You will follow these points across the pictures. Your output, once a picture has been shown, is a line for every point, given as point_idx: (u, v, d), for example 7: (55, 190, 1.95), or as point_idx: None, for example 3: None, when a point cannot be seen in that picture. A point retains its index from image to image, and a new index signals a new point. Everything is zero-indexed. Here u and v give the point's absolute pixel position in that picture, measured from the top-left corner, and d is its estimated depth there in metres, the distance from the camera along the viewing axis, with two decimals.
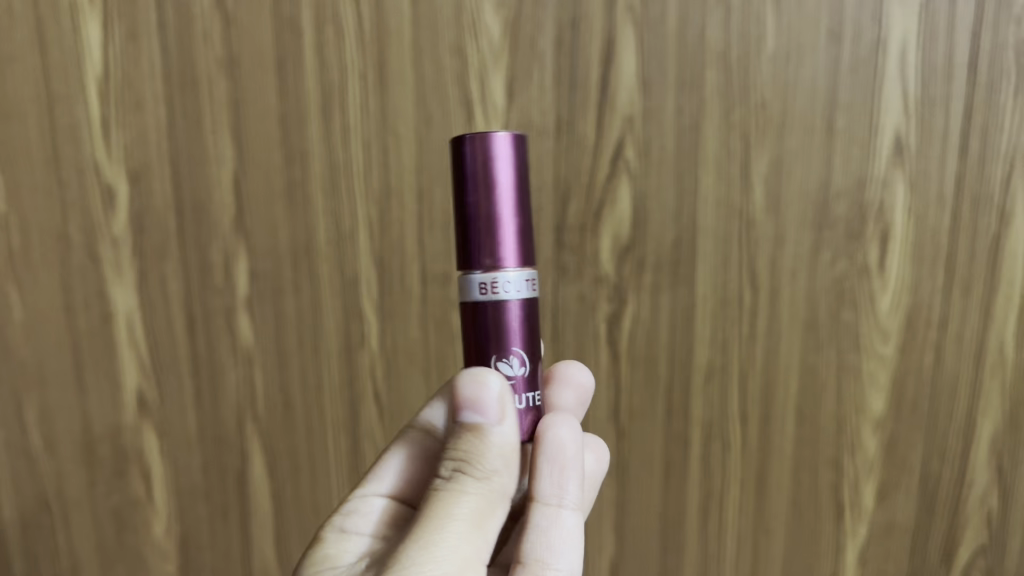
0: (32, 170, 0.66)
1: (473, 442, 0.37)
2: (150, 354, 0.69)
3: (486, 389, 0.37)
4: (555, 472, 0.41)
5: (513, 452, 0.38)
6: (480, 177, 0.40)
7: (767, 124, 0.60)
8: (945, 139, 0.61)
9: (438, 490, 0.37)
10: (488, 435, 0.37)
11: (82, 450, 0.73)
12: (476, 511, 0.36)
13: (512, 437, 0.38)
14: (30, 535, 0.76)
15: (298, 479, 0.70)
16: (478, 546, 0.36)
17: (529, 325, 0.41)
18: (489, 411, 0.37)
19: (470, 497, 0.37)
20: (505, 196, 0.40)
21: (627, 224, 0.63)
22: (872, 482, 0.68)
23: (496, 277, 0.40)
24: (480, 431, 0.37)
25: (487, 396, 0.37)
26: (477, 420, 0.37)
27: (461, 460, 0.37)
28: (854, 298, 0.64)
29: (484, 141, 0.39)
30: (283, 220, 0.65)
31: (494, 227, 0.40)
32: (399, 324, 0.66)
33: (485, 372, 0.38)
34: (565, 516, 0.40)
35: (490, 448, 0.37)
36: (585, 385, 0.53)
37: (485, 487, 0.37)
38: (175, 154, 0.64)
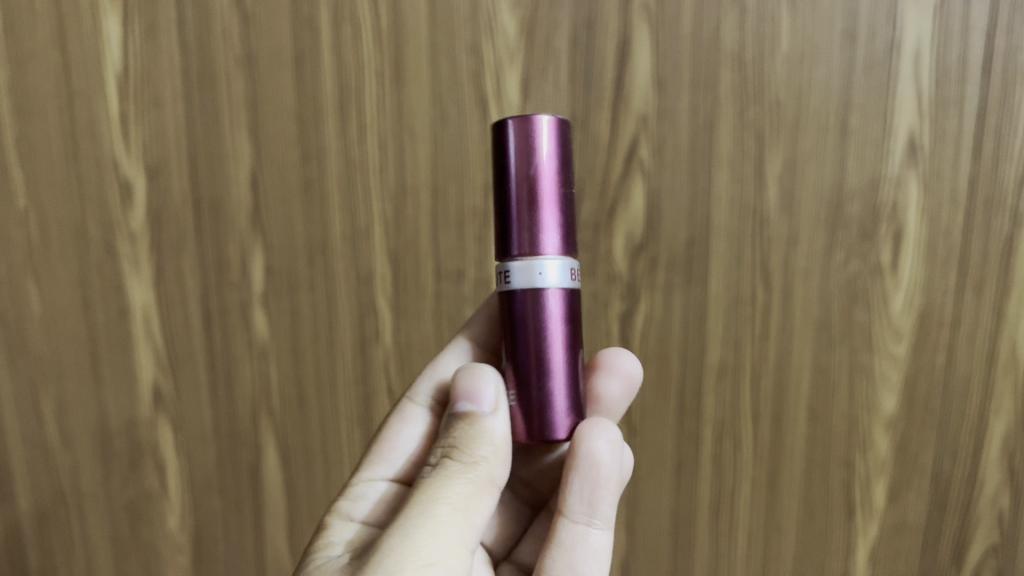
0: (52, 165, 0.67)
1: (464, 428, 0.40)
2: (167, 349, 0.70)
3: (482, 380, 0.41)
4: (584, 492, 0.46)
5: (502, 443, 0.40)
6: (523, 170, 0.42)
7: (781, 123, 0.61)
8: (959, 140, 0.61)
9: (426, 475, 0.39)
10: (479, 421, 0.40)
11: (98, 443, 0.74)
12: (465, 495, 0.38)
13: (502, 430, 0.40)
14: (47, 527, 0.76)
15: (312, 474, 0.71)
16: (464, 530, 0.37)
17: (566, 314, 0.43)
18: (483, 400, 0.41)
19: (458, 480, 0.38)
20: (546, 185, 0.42)
21: (641, 223, 0.63)
22: (883, 481, 0.68)
23: (534, 265, 0.42)
24: (473, 417, 0.40)
25: (484, 386, 0.41)
26: (471, 408, 0.40)
27: (450, 445, 0.40)
28: (867, 297, 0.64)
29: (530, 129, 0.42)
30: (299, 215, 0.65)
31: (534, 216, 0.42)
32: (414, 321, 0.67)
33: (482, 367, 0.42)
34: (593, 534, 0.46)
35: (482, 434, 0.40)
36: (633, 375, 0.53)
37: (472, 471, 0.39)
38: (193, 150, 0.65)
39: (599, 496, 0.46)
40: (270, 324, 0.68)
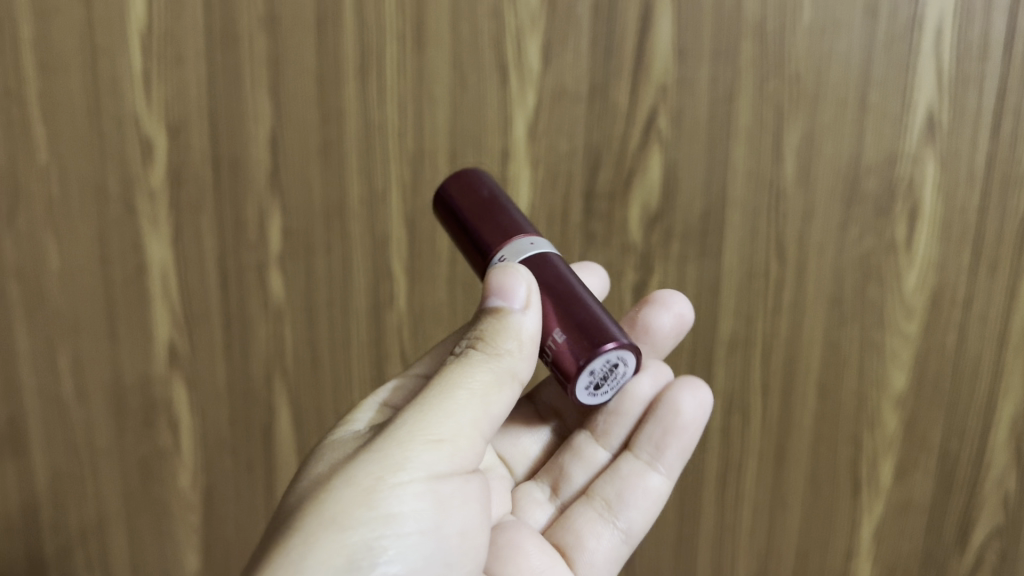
0: (73, 120, 0.68)
1: (492, 322, 0.42)
2: (183, 307, 0.71)
3: (513, 277, 0.42)
4: (656, 432, 0.51)
5: (529, 340, 0.42)
6: (459, 196, 0.49)
7: (801, 96, 0.61)
8: (978, 117, 0.60)
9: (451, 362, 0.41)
10: (508, 316, 0.41)
11: (113, 399, 0.74)
12: (484, 381, 0.40)
13: (532, 328, 0.42)
14: (61, 482, 0.77)
15: (323, 434, 0.72)
16: (479, 414, 0.40)
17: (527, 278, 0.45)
18: (513, 296, 0.42)
19: (479, 370, 0.40)
20: (491, 207, 0.48)
21: (657, 194, 0.64)
22: (891, 458, 0.69)
23: (509, 250, 0.46)
24: (502, 312, 0.42)
25: (513, 282, 0.42)
26: (502, 303, 0.42)
27: (475, 338, 0.42)
28: (880, 274, 0.64)
29: (452, 178, 0.50)
30: (318, 177, 0.66)
31: (492, 218, 0.48)
32: (428, 286, 0.67)
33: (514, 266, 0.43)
34: (650, 476, 0.51)
35: (507, 329, 0.41)
36: (684, 315, 0.55)
37: (494, 362, 0.41)
38: (214, 109, 0.65)
39: (668, 441, 0.51)
40: (285, 285, 0.69)
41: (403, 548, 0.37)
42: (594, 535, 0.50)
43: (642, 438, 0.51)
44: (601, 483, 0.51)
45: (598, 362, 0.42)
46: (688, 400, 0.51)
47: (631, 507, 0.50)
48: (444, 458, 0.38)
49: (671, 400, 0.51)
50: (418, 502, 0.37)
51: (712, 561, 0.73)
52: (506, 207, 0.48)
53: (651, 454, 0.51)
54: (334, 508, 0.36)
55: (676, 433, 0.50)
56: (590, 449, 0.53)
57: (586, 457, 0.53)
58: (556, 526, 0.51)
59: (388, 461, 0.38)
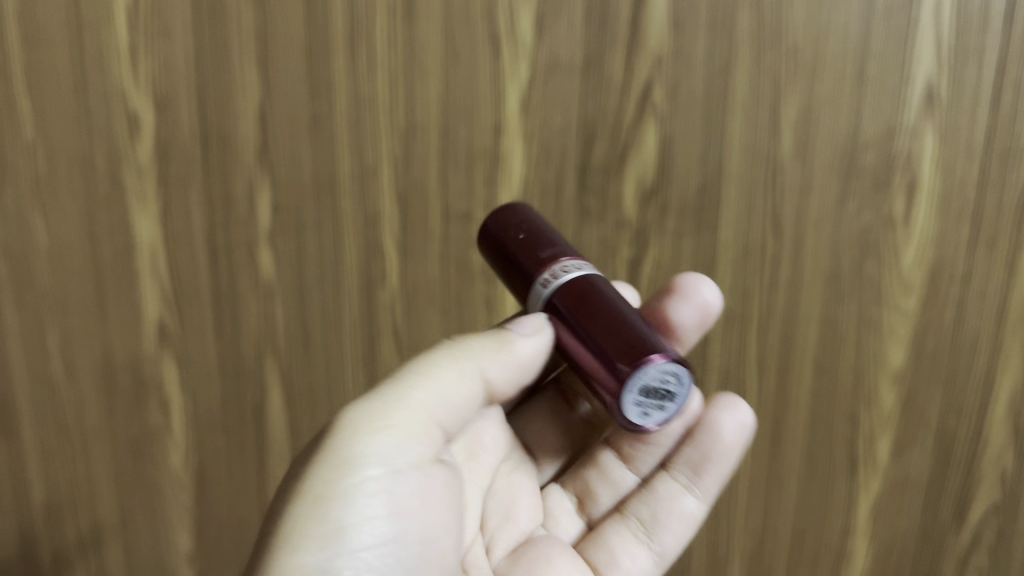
0: (59, 95, 0.67)
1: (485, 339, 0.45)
2: (173, 285, 0.70)
3: (536, 319, 0.45)
4: (694, 457, 0.53)
5: (521, 359, 0.45)
6: (505, 225, 0.49)
7: (798, 68, 0.60)
8: (977, 90, 0.59)
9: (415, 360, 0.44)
10: (505, 336, 0.45)
11: (103, 378, 0.74)
12: (445, 375, 0.43)
13: (525, 347, 0.45)
14: (51, 462, 0.77)
15: (316, 413, 0.71)
16: (434, 408, 0.42)
17: (560, 315, 0.44)
18: (519, 324, 0.45)
19: (439, 368, 0.43)
20: (510, 237, 0.48)
21: (652, 169, 0.63)
22: (888, 436, 0.68)
23: (553, 270, 0.46)
24: (501, 333, 0.45)
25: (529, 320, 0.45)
26: (508, 328, 0.45)
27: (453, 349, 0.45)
28: (877, 249, 0.63)
29: (504, 208, 0.50)
30: (308, 152, 0.65)
31: (530, 242, 0.48)
32: (420, 263, 0.67)
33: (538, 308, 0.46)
34: (686, 499, 0.54)
35: (489, 342, 0.45)
36: (710, 304, 0.54)
37: (456, 360, 0.44)
38: (201, 83, 0.64)
39: (706, 468, 0.53)
40: (276, 262, 0.68)
41: (363, 555, 0.38)
42: (631, 555, 0.53)
43: (679, 461, 0.54)
44: (636, 504, 0.55)
45: (630, 396, 0.41)
46: (730, 427, 0.52)
47: (666, 529, 0.54)
48: (398, 456, 0.40)
49: (713, 426, 0.53)
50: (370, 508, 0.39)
51: (708, 538, 0.73)
52: (550, 236, 0.48)
53: (689, 476, 0.54)
54: (291, 524, 0.38)
55: (716, 459, 0.53)
56: (618, 471, 0.56)
57: (615, 479, 0.56)
58: (591, 540, 0.54)
59: (341, 465, 0.39)
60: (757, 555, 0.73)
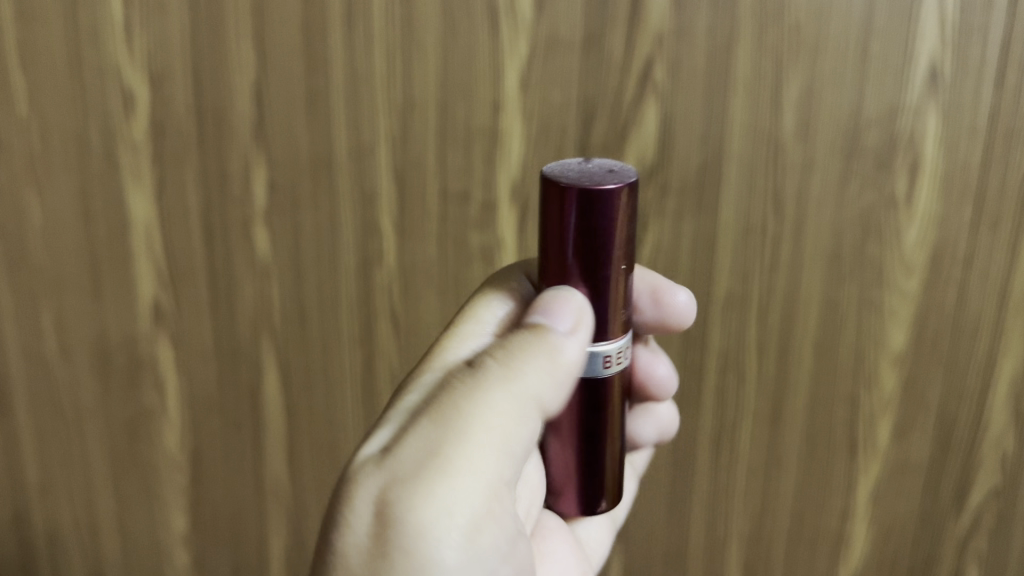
0: (53, 71, 0.66)
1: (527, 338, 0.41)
2: (168, 263, 0.69)
3: (567, 300, 0.41)
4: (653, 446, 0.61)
5: (567, 366, 0.41)
6: (591, 237, 0.40)
7: (800, 46, 0.59)
8: (982, 69, 0.59)
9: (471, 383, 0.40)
10: (547, 334, 0.41)
11: (98, 358, 0.73)
12: (507, 422, 0.39)
13: (569, 354, 0.41)
14: (46, 441, 0.77)
15: (313, 394, 0.71)
16: (503, 455, 0.39)
17: (581, 402, 0.44)
18: (558, 317, 0.41)
19: (500, 398, 0.39)
20: (603, 270, 0.41)
21: (653, 148, 0.62)
22: (888, 419, 0.68)
23: (609, 353, 0.43)
24: (542, 328, 0.41)
25: (564, 305, 0.41)
26: (543, 320, 0.41)
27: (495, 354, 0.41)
28: (879, 230, 0.63)
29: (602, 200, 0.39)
30: (304, 129, 0.64)
31: (605, 292, 0.41)
32: (417, 242, 0.66)
33: (567, 290, 0.41)
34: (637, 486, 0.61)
35: (538, 346, 0.41)
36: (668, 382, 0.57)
37: (510, 385, 0.40)
38: (197, 58, 0.64)
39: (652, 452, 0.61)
40: (272, 241, 0.67)
41: None
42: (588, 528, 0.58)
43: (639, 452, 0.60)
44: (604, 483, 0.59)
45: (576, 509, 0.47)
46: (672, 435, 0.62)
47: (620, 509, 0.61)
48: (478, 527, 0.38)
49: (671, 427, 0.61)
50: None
51: (705, 520, 0.72)
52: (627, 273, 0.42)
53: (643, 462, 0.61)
54: None
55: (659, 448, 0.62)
56: None
57: None
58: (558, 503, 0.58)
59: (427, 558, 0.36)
60: (755, 537, 0.73)
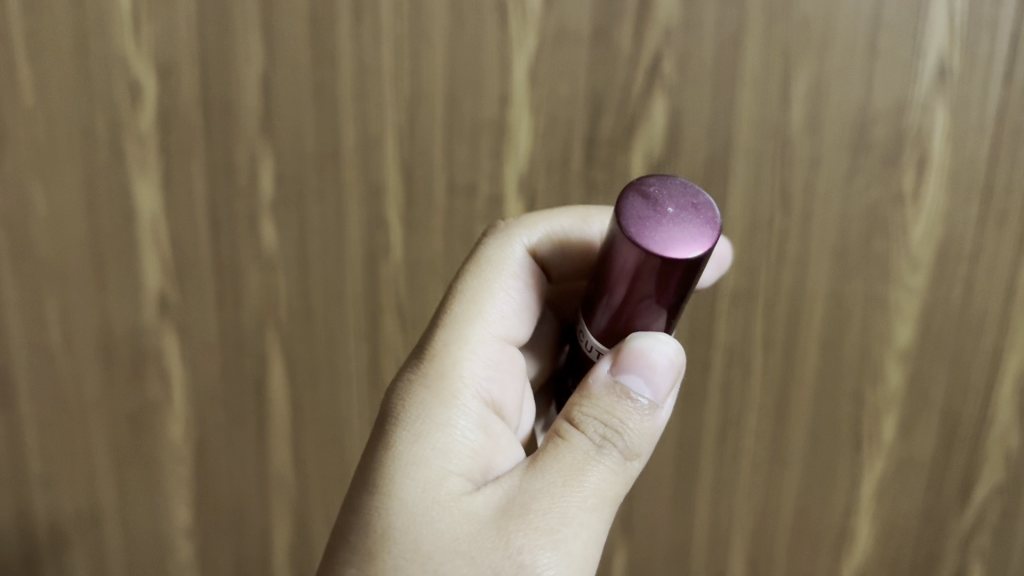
0: (59, 61, 0.66)
1: (627, 405, 0.42)
2: (173, 255, 0.69)
3: (660, 352, 0.41)
4: None
5: (656, 434, 0.42)
6: (666, 286, 0.40)
7: (808, 40, 0.59)
8: (989, 66, 0.59)
9: (579, 447, 0.41)
10: (643, 406, 0.42)
11: (102, 349, 0.73)
12: (603, 494, 0.41)
13: (660, 421, 0.42)
14: (49, 434, 0.76)
15: (318, 387, 0.71)
16: (600, 520, 0.41)
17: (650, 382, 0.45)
18: (655, 383, 0.42)
19: (601, 469, 0.41)
20: (683, 310, 0.42)
21: (660, 142, 0.62)
22: (893, 415, 0.68)
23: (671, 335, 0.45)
24: (637, 397, 0.42)
25: (659, 363, 0.41)
26: (642, 386, 0.41)
27: (609, 424, 0.41)
28: (886, 225, 0.63)
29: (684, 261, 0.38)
30: (311, 121, 0.64)
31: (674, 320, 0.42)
32: (423, 235, 0.66)
33: (659, 338, 0.42)
34: None
35: (641, 418, 0.42)
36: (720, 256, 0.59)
37: (619, 460, 0.41)
38: (204, 49, 0.63)
39: None
40: (278, 233, 0.67)
41: None
42: None
43: None
44: None
45: None
46: None
47: None
48: None
49: None
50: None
51: (709, 516, 0.72)
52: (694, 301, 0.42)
53: None
54: None
55: None
56: None
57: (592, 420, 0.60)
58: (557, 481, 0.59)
59: None
60: (758, 533, 0.73)
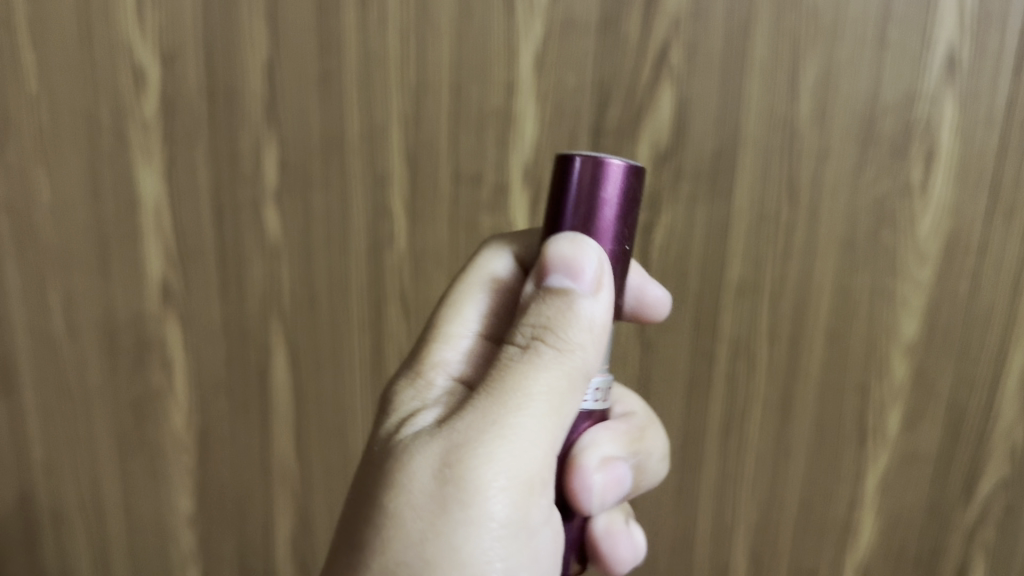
0: (64, 48, 0.66)
1: (559, 305, 0.39)
2: (177, 243, 0.69)
3: (581, 251, 0.39)
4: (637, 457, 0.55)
5: (599, 329, 0.39)
6: (579, 203, 0.40)
7: (818, 31, 0.59)
8: (1000, 57, 0.58)
9: (516, 355, 0.38)
10: (575, 302, 0.39)
11: (106, 337, 0.73)
12: (553, 398, 0.38)
13: (600, 315, 0.39)
14: (53, 420, 0.77)
15: (321, 377, 0.70)
16: (555, 420, 0.38)
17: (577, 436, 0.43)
18: (583, 277, 0.39)
19: (548, 372, 0.38)
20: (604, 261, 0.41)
21: (667, 133, 0.62)
22: (898, 408, 0.67)
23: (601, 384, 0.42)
24: (569, 295, 0.39)
25: (585, 261, 0.39)
26: (569, 283, 0.39)
27: (542, 326, 0.39)
28: (894, 218, 0.62)
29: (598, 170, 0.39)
30: (316, 109, 0.64)
31: None
32: (428, 226, 0.65)
33: (580, 238, 0.39)
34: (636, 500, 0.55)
35: (577, 318, 0.39)
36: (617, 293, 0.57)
37: (565, 359, 0.38)
38: (209, 36, 0.63)
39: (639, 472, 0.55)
40: (282, 222, 0.67)
41: None
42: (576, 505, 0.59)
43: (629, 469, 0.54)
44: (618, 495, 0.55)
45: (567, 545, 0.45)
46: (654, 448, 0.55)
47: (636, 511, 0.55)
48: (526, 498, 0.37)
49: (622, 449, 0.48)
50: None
51: (712, 508, 0.72)
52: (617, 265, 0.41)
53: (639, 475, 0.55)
54: None
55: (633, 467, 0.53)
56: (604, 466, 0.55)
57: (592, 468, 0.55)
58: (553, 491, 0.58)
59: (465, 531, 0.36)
60: (762, 526, 0.72)
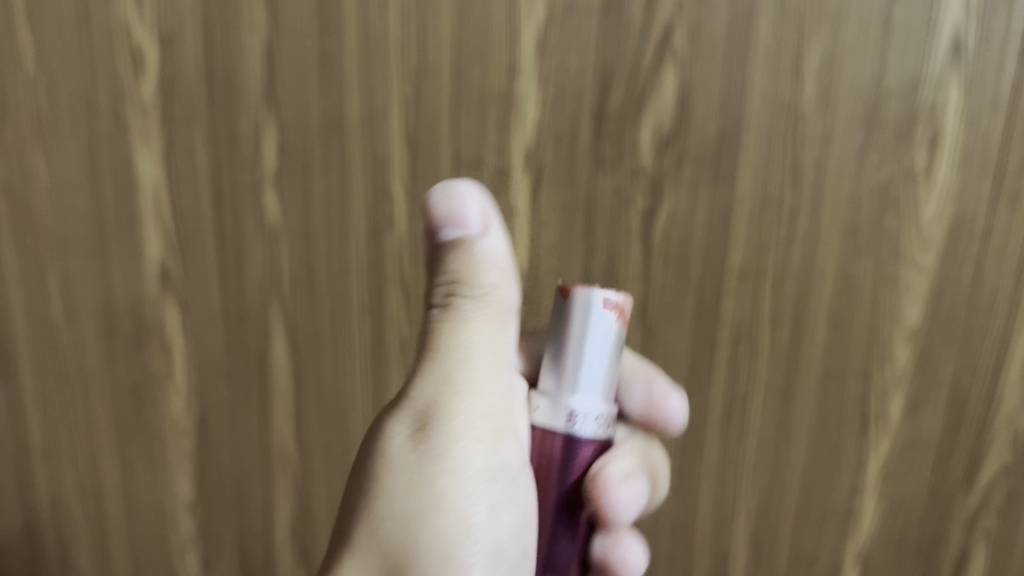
0: (62, 29, 0.65)
1: (461, 257, 0.43)
2: (176, 226, 0.69)
3: (462, 203, 0.43)
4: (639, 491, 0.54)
5: (504, 263, 0.44)
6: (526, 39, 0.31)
7: (822, 14, 0.58)
8: (1006, 42, 0.57)
9: (442, 320, 0.43)
10: (473, 246, 0.43)
11: (104, 321, 0.73)
12: (485, 338, 0.44)
13: (499, 250, 0.44)
14: (52, 404, 0.77)
15: (321, 362, 0.70)
16: (492, 356, 0.44)
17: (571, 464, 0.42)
18: (471, 222, 0.43)
19: (476, 319, 0.43)
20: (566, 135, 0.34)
21: (670, 117, 0.61)
22: (901, 394, 0.67)
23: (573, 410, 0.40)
24: (466, 244, 0.43)
25: (468, 207, 0.43)
26: (461, 235, 0.43)
27: (454, 283, 0.43)
28: (898, 203, 0.62)
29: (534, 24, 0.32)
30: (315, 91, 0.63)
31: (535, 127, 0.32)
32: (428, 210, 0.65)
33: (455, 186, 0.43)
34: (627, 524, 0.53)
35: (482, 262, 0.43)
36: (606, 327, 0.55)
37: (485, 304, 0.43)
38: (208, 17, 0.63)
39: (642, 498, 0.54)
40: (281, 205, 0.66)
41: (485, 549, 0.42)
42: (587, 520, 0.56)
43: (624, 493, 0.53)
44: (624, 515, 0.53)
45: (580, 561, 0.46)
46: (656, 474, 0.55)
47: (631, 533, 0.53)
48: (486, 428, 0.43)
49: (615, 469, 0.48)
50: (514, 522, 0.44)
51: (713, 493, 0.72)
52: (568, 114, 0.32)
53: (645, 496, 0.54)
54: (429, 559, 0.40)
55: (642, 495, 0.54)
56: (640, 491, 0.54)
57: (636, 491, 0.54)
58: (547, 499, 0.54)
59: (449, 471, 0.42)
60: (763, 512, 0.72)
